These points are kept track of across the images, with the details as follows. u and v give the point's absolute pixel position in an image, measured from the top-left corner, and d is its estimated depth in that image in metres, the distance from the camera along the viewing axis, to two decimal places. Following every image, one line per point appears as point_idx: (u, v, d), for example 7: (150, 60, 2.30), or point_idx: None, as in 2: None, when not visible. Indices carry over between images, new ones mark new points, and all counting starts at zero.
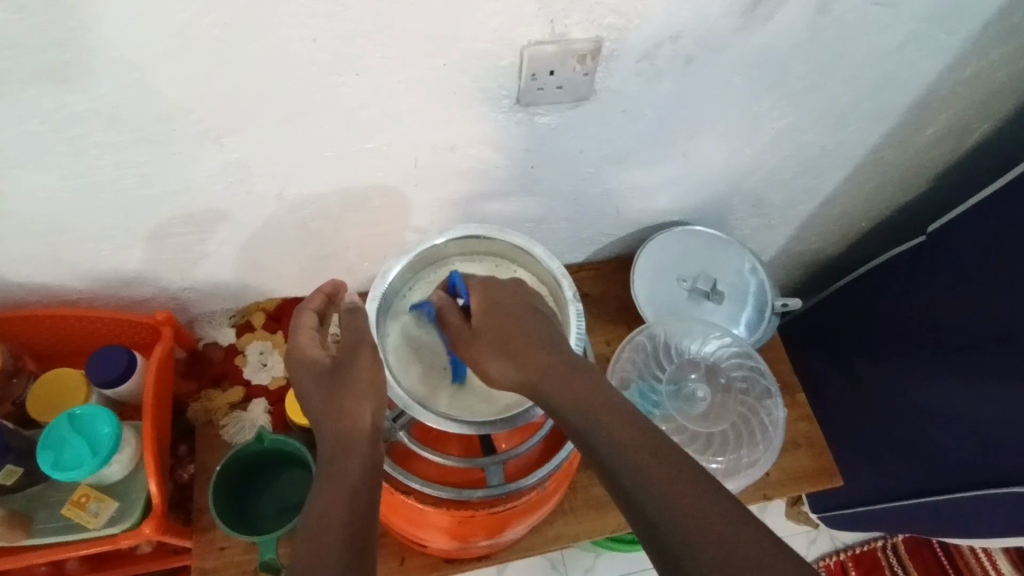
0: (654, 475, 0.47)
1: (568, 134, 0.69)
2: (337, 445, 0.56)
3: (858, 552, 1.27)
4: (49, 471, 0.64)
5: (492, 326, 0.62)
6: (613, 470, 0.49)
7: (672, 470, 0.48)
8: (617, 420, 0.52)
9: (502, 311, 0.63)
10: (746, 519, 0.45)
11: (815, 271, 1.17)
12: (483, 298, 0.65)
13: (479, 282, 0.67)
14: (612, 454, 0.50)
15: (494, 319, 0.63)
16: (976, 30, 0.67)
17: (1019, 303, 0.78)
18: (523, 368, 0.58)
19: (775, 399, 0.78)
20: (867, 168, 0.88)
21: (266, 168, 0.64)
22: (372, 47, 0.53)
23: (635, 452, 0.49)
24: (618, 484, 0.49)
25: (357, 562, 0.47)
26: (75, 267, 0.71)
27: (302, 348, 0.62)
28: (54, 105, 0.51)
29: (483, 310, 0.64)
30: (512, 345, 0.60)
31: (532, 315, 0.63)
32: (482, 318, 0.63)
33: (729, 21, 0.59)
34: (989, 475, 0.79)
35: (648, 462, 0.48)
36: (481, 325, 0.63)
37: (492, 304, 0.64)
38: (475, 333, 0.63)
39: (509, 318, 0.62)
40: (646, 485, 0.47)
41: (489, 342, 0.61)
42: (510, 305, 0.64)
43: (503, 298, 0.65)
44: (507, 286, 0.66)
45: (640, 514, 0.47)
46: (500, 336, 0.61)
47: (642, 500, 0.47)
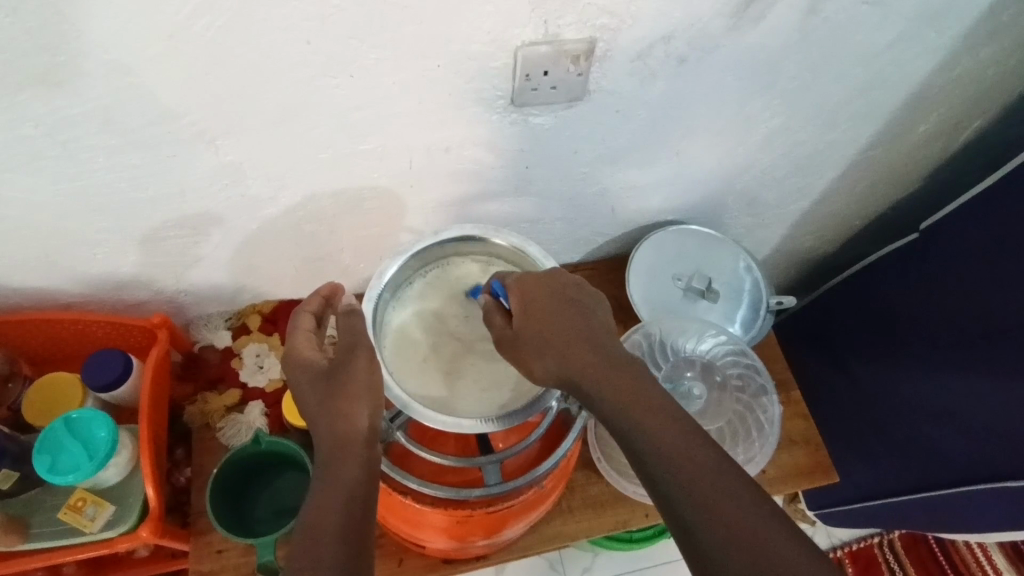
0: (695, 482, 0.48)
1: (562, 135, 0.69)
2: (333, 447, 0.56)
3: (855, 549, 1.28)
4: (45, 475, 0.64)
5: (538, 324, 0.59)
6: (651, 472, 0.50)
7: (713, 478, 0.48)
8: (653, 416, 0.52)
9: (547, 308, 0.59)
10: (788, 534, 0.45)
11: (809, 268, 1.18)
12: (526, 297, 0.60)
13: (515, 280, 0.62)
14: (650, 453, 0.50)
15: (540, 323, 0.59)
16: (966, 29, 0.68)
17: (1010, 298, 0.78)
18: (571, 366, 0.57)
19: (771, 396, 0.79)
20: (860, 166, 0.89)
21: (260, 170, 0.64)
22: (366, 49, 0.53)
23: (676, 456, 0.49)
24: (656, 487, 0.49)
25: (354, 564, 0.47)
26: (69, 271, 0.71)
27: (299, 349, 0.62)
28: (47, 109, 0.51)
29: (527, 312, 0.60)
30: (558, 343, 0.58)
31: (574, 311, 0.60)
32: (527, 320, 0.59)
33: (721, 22, 0.59)
34: (984, 470, 0.80)
35: (688, 468, 0.48)
36: (528, 330, 0.59)
37: (532, 303, 0.60)
38: (520, 333, 0.59)
39: (554, 315, 0.59)
40: (687, 493, 0.47)
41: (534, 343, 0.58)
42: (556, 307, 0.60)
43: (546, 295, 0.60)
44: (547, 279, 0.62)
45: (678, 520, 0.47)
46: (548, 339, 0.58)
47: (681, 507, 0.47)
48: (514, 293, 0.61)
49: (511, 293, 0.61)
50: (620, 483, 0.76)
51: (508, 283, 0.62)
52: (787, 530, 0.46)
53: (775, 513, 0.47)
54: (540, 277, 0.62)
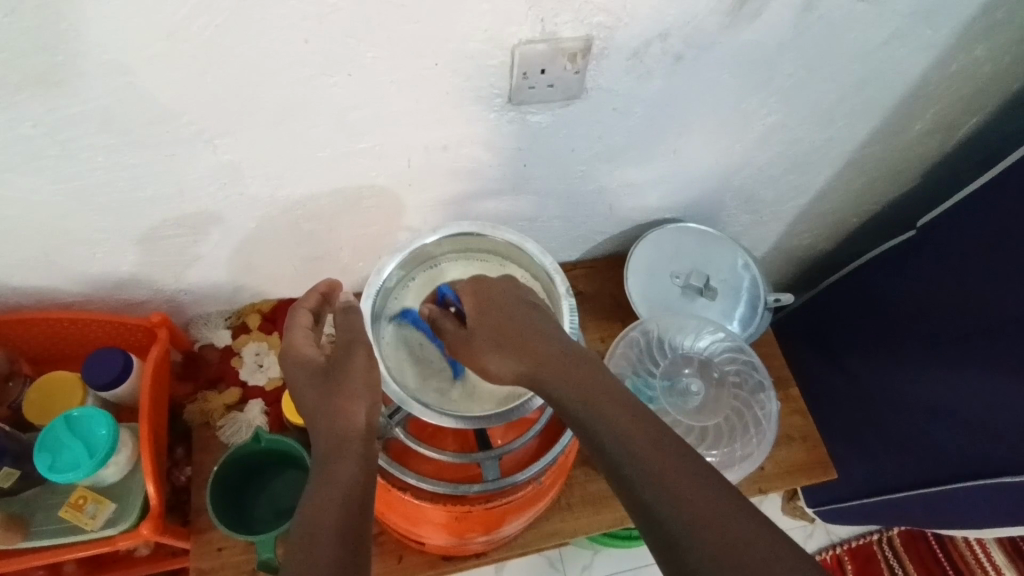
0: (658, 470, 0.47)
1: (560, 133, 0.69)
2: (331, 443, 0.56)
3: (854, 545, 1.28)
4: (45, 473, 0.64)
5: (489, 324, 0.63)
6: (616, 464, 0.49)
7: (675, 464, 0.47)
8: (624, 419, 0.51)
9: (499, 310, 0.64)
10: (754, 519, 0.44)
11: (807, 266, 1.18)
12: (478, 297, 0.66)
13: (468, 283, 0.68)
14: (621, 456, 0.49)
15: (490, 319, 0.63)
16: (961, 26, 0.68)
17: (1007, 295, 0.79)
18: (523, 359, 0.59)
19: (769, 392, 0.79)
20: (857, 164, 0.89)
21: (259, 169, 0.64)
22: (364, 47, 0.53)
23: (638, 445, 0.49)
24: (620, 477, 0.48)
25: (354, 556, 0.47)
26: (69, 270, 0.71)
27: (296, 346, 0.63)
28: (46, 108, 0.52)
29: (479, 310, 0.65)
30: (511, 339, 0.61)
31: (526, 311, 0.64)
32: (478, 318, 0.64)
33: (717, 20, 0.59)
34: (982, 466, 0.80)
35: (651, 456, 0.48)
36: (479, 327, 0.63)
37: (485, 306, 0.65)
38: (473, 333, 0.64)
39: (506, 315, 0.63)
40: (661, 494, 0.46)
41: (487, 340, 0.62)
42: (505, 304, 0.64)
43: (498, 298, 0.65)
44: (502, 285, 0.67)
45: (643, 509, 0.46)
46: (495, 333, 0.62)
47: (646, 495, 0.46)
48: (466, 293, 0.67)
49: (464, 296, 0.67)
50: None
51: (460, 288, 0.68)
52: (765, 528, 0.44)
53: (752, 512, 0.45)
54: (494, 283, 0.67)
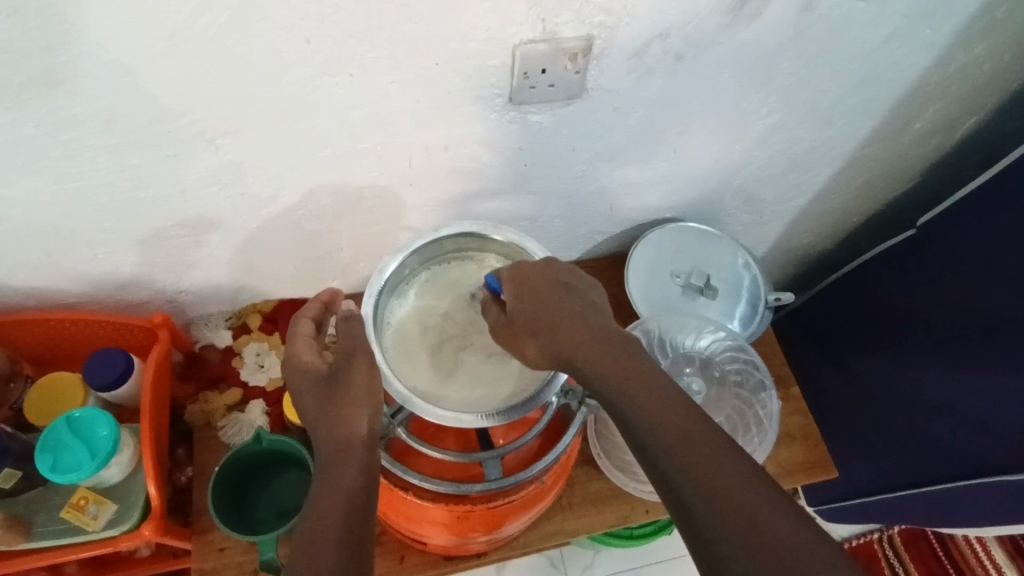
0: (690, 458, 0.47)
1: (561, 133, 0.69)
2: (333, 450, 0.56)
3: (856, 544, 1.28)
4: (47, 474, 0.64)
5: (530, 310, 0.61)
6: (647, 449, 0.49)
7: (707, 453, 0.47)
8: (639, 382, 0.54)
9: (537, 295, 0.62)
10: (784, 510, 0.44)
11: (807, 265, 1.18)
12: (518, 282, 0.63)
13: (509, 268, 0.64)
14: (634, 414, 0.52)
15: (531, 308, 0.61)
16: (961, 25, 0.68)
17: (1007, 293, 0.79)
18: (561, 345, 0.59)
19: (769, 391, 0.79)
20: (857, 163, 0.89)
21: (260, 169, 0.64)
22: (365, 48, 0.53)
23: (670, 432, 0.49)
24: (651, 463, 0.49)
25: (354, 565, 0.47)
26: (70, 271, 0.71)
27: (297, 354, 0.63)
28: (48, 109, 0.52)
29: (519, 297, 0.62)
30: (550, 325, 0.60)
31: (566, 295, 0.62)
32: (519, 305, 0.62)
33: (717, 19, 0.59)
34: (983, 464, 0.80)
35: (683, 443, 0.48)
36: (520, 315, 0.62)
37: (524, 291, 0.62)
38: (513, 319, 0.62)
39: (545, 300, 0.61)
40: (668, 448, 0.48)
41: (527, 327, 0.61)
42: (545, 291, 0.62)
43: (537, 283, 0.62)
44: (538, 266, 0.64)
45: (674, 497, 0.47)
46: (536, 322, 0.61)
47: (678, 483, 0.47)
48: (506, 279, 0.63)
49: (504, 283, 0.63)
50: (620, 477, 0.77)
51: (501, 273, 0.64)
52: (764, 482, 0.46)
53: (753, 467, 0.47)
54: (534, 265, 0.64)
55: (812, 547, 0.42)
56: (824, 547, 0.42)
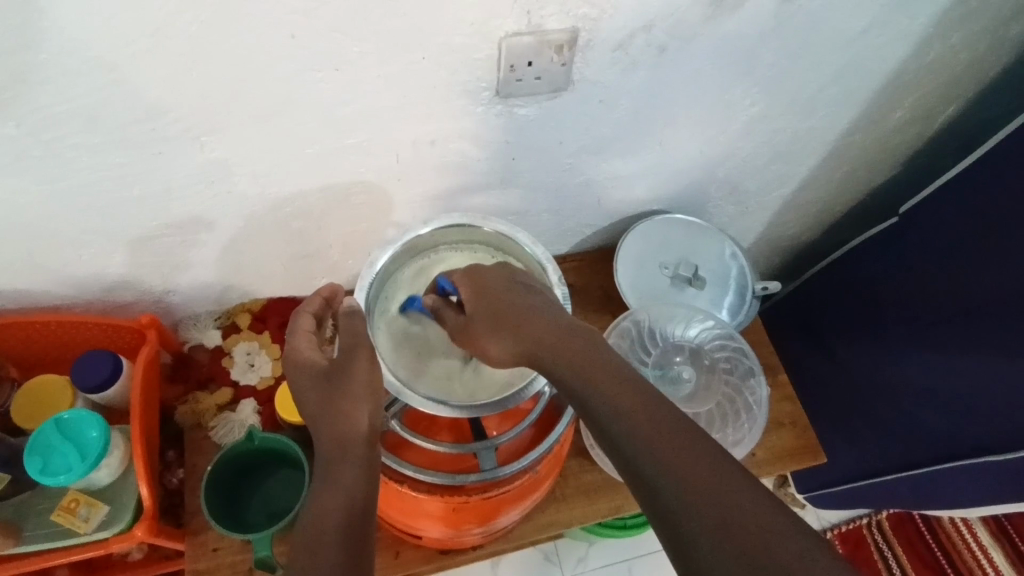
0: (660, 446, 0.47)
1: (547, 126, 0.70)
2: (333, 446, 0.56)
3: (844, 530, 1.30)
4: (37, 477, 0.63)
5: (484, 310, 0.63)
6: (615, 440, 0.49)
7: (676, 440, 0.47)
8: (602, 370, 0.54)
9: (491, 294, 0.64)
10: (760, 499, 0.43)
11: (793, 256, 1.20)
12: (473, 285, 0.66)
13: (463, 273, 0.68)
14: (598, 403, 0.52)
15: (485, 304, 0.64)
16: (938, 14, 0.69)
17: (989, 277, 0.80)
18: (518, 336, 0.60)
19: (758, 377, 0.80)
20: (839, 153, 0.90)
21: (247, 166, 0.64)
22: (350, 42, 0.53)
23: (639, 421, 0.49)
24: (621, 454, 0.48)
25: (354, 561, 0.47)
26: (55, 273, 0.70)
27: (298, 350, 0.63)
28: (31, 107, 0.51)
29: (475, 297, 0.65)
30: (505, 321, 0.61)
31: (519, 292, 0.64)
32: (475, 304, 0.64)
33: (700, 10, 0.60)
34: (969, 445, 0.82)
35: (652, 431, 0.48)
36: (477, 312, 0.64)
37: (481, 291, 0.65)
38: (470, 320, 0.64)
39: (497, 298, 0.63)
40: (632, 435, 0.48)
41: (483, 326, 0.63)
42: (500, 288, 0.64)
43: (491, 284, 0.65)
44: (492, 272, 0.67)
45: (650, 492, 0.46)
46: (491, 316, 0.62)
47: (652, 478, 0.46)
48: (461, 284, 0.67)
49: (460, 286, 0.67)
50: (614, 469, 0.78)
51: (455, 277, 0.68)
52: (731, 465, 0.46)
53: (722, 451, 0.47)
54: (489, 270, 0.67)
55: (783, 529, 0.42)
56: (793, 527, 0.42)
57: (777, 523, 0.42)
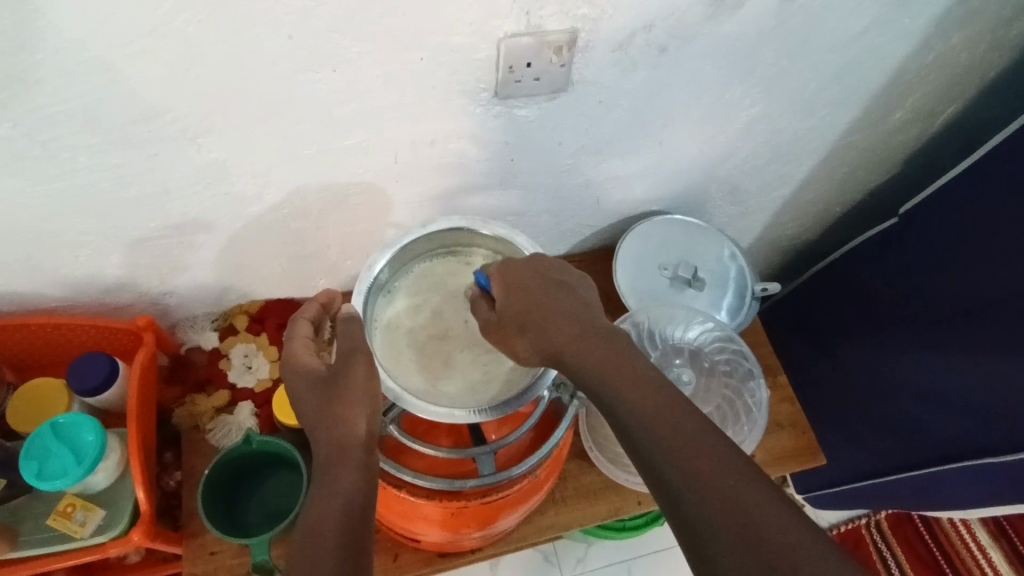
0: (681, 452, 0.47)
1: (547, 127, 0.69)
2: (331, 453, 0.56)
3: (843, 530, 1.31)
4: (33, 481, 0.63)
5: (517, 309, 0.61)
6: (638, 445, 0.49)
7: (699, 448, 0.47)
8: (625, 374, 0.54)
9: (523, 291, 0.62)
10: (782, 508, 0.43)
11: (792, 256, 1.19)
12: (505, 280, 0.63)
13: (498, 267, 0.64)
14: (620, 407, 0.52)
15: (517, 303, 0.62)
16: (939, 14, 0.69)
17: (989, 278, 0.80)
18: (549, 342, 0.59)
19: (758, 380, 0.79)
20: (840, 153, 0.90)
21: (244, 167, 0.63)
22: (348, 42, 0.53)
23: (662, 427, 0.49)
24: (642, 458, 0.48)
25: (352, 566, 0.47)
26: (51, 274, 0.70)
27: (295, 356, 0.63)
28: (25, 108, 0.51)
29: (507, 293, 0.62)
30: (535, 324, 0.60)
31: (552, 292, 0.62)
32: (506, 302, 0.62)
33: (700, 10, 0.60)
34: (969, 447, 0.82)
35: (673, 434, 0.48)
36: (508, 311, 0.62)
37: (513, 287, 0.62)
38: (501, 318, 0.62)
39: (531, 296, 0.61)
40: (654, 440, 0.48)
41: (514, 324, 0.61)
42: (532, 286, 0.62)
43: (524, 279, 0.63)
44: (526, 265, 0.64)
45: (670, 498, 0.46)
46: (523, 318, 0.61)
47: (672, 483, 0.46)
48: (494, 277, 0.64)
49: (492, 280, 0.64)
50: (614, 472, 0.77)
51: (490, 271, 0.65)
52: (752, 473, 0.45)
53: (743, 459, 0.46)
54: (522, 264, 0.64)
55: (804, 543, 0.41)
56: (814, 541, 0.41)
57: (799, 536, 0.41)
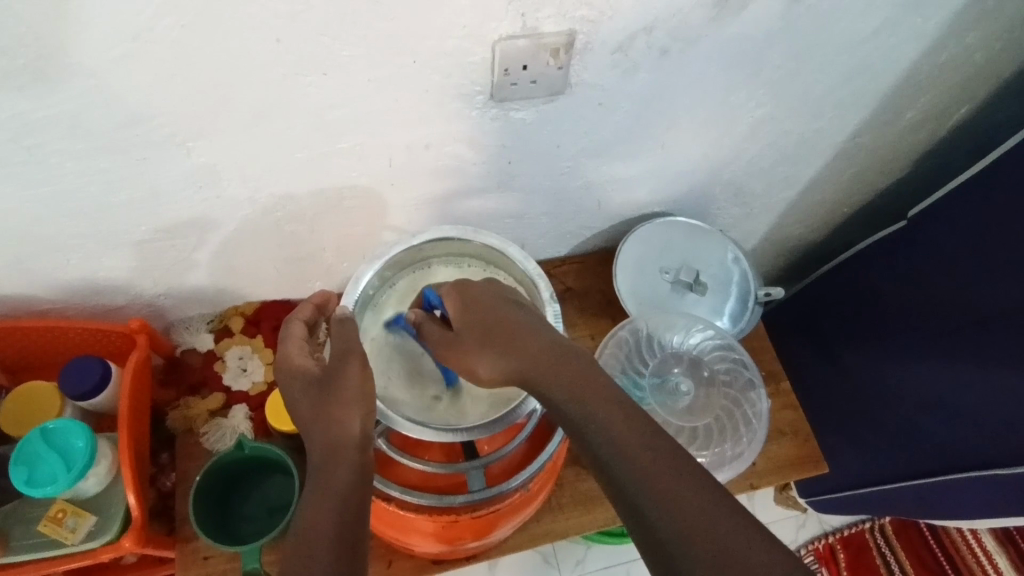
0: (655, 472, 0.45)
1: (545, 129, 0.68)
2: (326, 453, 0.55)
3: (846, 535, 1.30)
4: (23, 488, 0.63)
5: (474, 324, 0.61)
6: (607, 465, 0.47)
7: (672, 468, 0.46)
8: (588, 387, 0.53)
9: (480, 308, 0.62)
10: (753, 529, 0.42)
11: (798, 257, 1.17)
12: (461, 299, 0.63)
13: (451, 285, 0.65)
14: (585, 422, 0.50)
15: (473, 320, 0.61)
16: (952, 15, 0.67)
17: (1000, 284, 0.78)
18: (509, 359, 0.57)
19: (759, 390, 0.77)
20: (848, 154, 0.88)
21: (235, 170, 0.62)
22: (338, 46, 0.51)
23: (633, 447, 0.47)
24: (609, 477, 0.47)
25: (347, 565, 0.46)
26: (43, 278, 0.69)
27: (290, 357, 0.62)
28: (8, 114, 0.49)
29: (464, 312, 0.62)
30: (493, 339, 0.59)
31: (511, 308, 0.61)
32: (462, 320, 0.62)
33: (704, 11, 0.58)
34: (977, 458, 0.80)
35: (640, 452, 0.47)
36: (465, 328, 0.61)
37: (469, 305, 0.63)
38: (457, 336, 0.62)
39: (488, 311, 0.61)
40: (620, 457, 0.47)
41: (471, 342, 0.60)
42: (490, 303, 0.62)
43: (480, 298, 0.63)
44: (483, 285, 0.64)
45: (637, 516, 0.45)
46: (481, 334, 0.60)
47: (638, 502, 0.45)
48: (449, 297, 0.64)
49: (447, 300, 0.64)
50: None
51: (443, 289, 0.66)
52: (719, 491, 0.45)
53: (709, 476, 0.46)
54: (478, 284, 0.65)
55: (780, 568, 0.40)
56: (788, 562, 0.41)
57: (773, 557, 0.41)
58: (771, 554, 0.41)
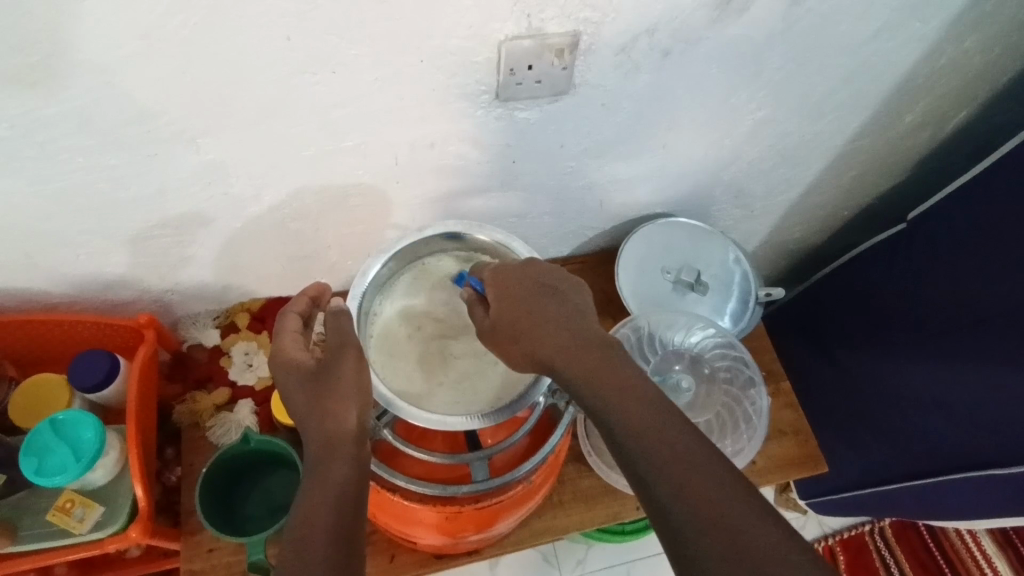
0: (671, 462, 0.46)
1: (548, 128, 0.69)
2: (322, 446, 0.56)
3: (846, 536, 1.30)
4: (32, 478, 0.64)
5: (507, 313, 0.61)
6: (626, 454, 0.48)
7: (693, 463, 0.46)
8: (612, 377, 0.53)
9: (515, 298, 0.62)
10: (776, 526, 0.42)
11: (798, 260, 1.18)
12: (499, 286, 0.64)
13: (492, 272, 0.65)
14: (607, 410, 0.51)
15: (510, 308, 0.62)
16: (950, 19, 0.68)
17: (998, 285, 0.79)
18: (540, 349, 0.58)
19: (759, 387, 0.79)
20: (847, 157, 0.89)
21: (243, 167, 0.63)
22: (345, 44, 0.53)
23: (652, 436, 0.48)
24: (628, 465, 0.48)
25: (345, 561, 0.46)
26: (52, 272, 0.70)
27: (285, 349, 0.63)
28: (22, 110, 0.51)
29: (501, 298, 0.63)
30: (527, 329, 0.59)
31: (544, 295, 0.62)
32: (501, 307, 0.62)
33: (705, 13, 0.59)
34: (975, 458, 0.81)
35: (662, 444, 0.47)
36: (502, 316, 0.62)
37: (507, 293, 0.63)
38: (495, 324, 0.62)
39: (525, 301, 0.61)
40: (640, 447, 0.48)
41: (506, 332, 0.61)
42: (527, 293, 0.62)
43: (518, 285, 0.63)
44: (521, 271, 0.64)
45: (655, 507, 0.45)
46: (516, 324, 0.60)
47: (657, 492, 0.45)
48: (489, 283, 0.65)
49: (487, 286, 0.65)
50: (614, 478, 0.77)
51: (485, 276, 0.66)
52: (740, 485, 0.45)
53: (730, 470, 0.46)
54: (515, 271, 0.65)
55: (796, 563, 0.40)
56: (804, 557, 0.41)
57: (789, 551, 0.41)
58: (793, 552, 0.41)
